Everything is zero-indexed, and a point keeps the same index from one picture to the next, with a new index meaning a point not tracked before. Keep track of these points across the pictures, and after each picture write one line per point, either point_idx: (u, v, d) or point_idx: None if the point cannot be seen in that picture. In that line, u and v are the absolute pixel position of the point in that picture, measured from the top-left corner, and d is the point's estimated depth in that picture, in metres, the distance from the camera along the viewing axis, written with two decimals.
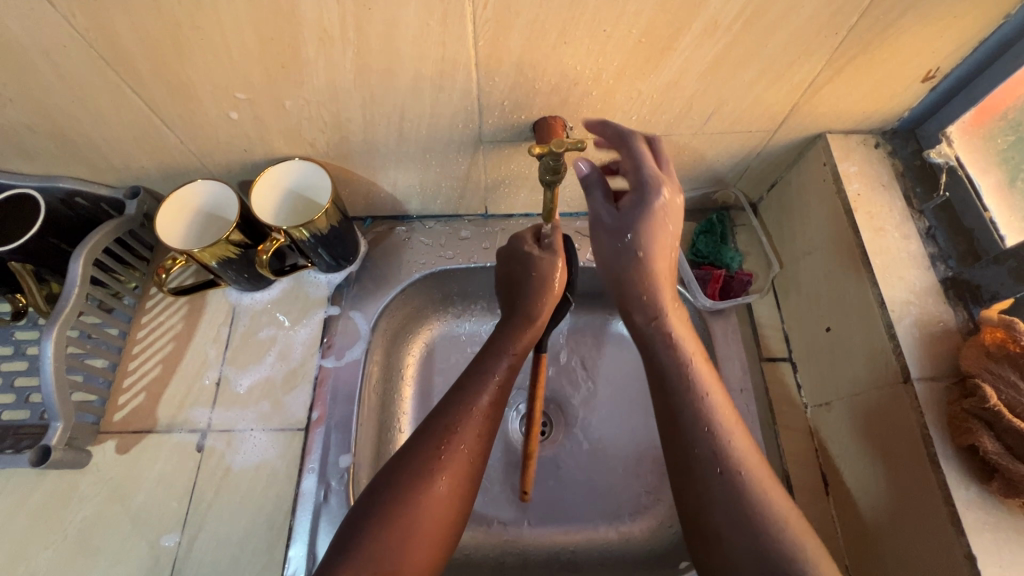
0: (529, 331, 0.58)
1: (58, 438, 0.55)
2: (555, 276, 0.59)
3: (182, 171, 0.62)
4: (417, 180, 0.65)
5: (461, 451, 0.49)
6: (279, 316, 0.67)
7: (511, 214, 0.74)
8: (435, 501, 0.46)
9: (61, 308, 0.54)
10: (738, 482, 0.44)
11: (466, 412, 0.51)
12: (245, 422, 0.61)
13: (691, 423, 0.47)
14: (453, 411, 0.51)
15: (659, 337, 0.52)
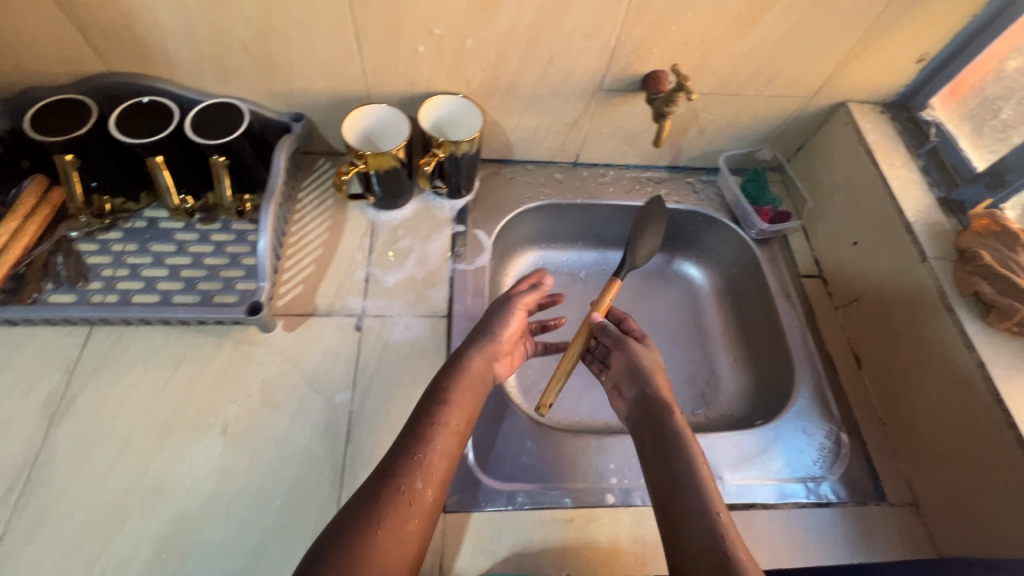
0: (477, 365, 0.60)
1: (265, 296, 0.66)
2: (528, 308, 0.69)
3: (348, 100, 0.74)
4: (534, 124, 0.81)
5: (400, 497, 0.48)
6: (412, 230, 0.79)
7: (595, 164, 0.90)
8: (388, 550, 0.45)
9: (272, 187, 0.68)
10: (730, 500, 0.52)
11: (406, 459, 0.51)
12: (394, 309, 0.72)
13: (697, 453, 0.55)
14: (405, 440, 0.53)
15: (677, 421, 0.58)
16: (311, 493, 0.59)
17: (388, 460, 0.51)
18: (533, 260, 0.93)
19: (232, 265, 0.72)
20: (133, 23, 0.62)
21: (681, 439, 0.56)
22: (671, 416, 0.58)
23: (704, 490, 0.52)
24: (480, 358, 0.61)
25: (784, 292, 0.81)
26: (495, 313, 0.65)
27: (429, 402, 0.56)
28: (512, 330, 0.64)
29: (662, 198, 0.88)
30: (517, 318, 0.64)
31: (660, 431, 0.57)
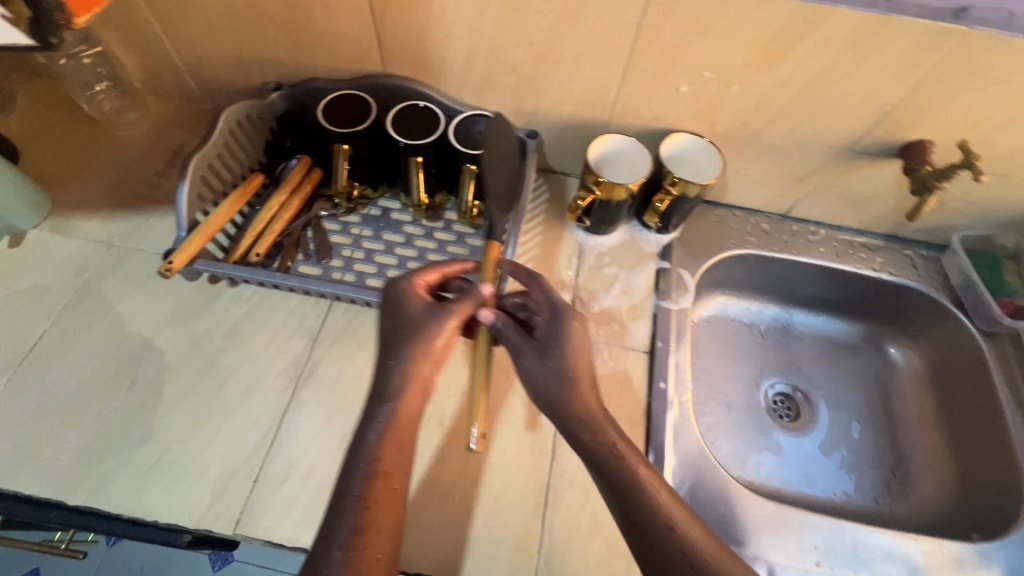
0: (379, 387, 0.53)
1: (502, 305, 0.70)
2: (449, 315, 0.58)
3: (586, 125, 0.76)
4: (760, 172, 0.78)
5: (374, 561, 0.44)
6: (619, 258, 0.79)
7: (805, 219, 0.86)
8: None
9: (523, 203, 0.72)
10: (700, 557, 0.45)
11: (330, 555, 0.43)
12: (598, 336, 0.73)
13: (642, 499, 0.49)
14: (346, 520, 0.45)
15: (603, 452, 0.52)
16: (517, 504, 0.61)
17: (317, 557, 0.43)
18: (718, 306, 0.91)
19: (452, 264, 0.76)
20: (426, 35, 0.68)
21: (630, 472, 0.50)
22: (608, 448, 0.52)
23: (667, 509, 0.48)
24: (409, 407, 0.52)
25: (1014, 397, 0.74)
26: (416, 331, 0.56)
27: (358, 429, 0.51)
28: (443, 347, 0.56)
29: (877, 268, 0.83)
30: (445, 333, 0.56)
31: (611, 480, 0.51)
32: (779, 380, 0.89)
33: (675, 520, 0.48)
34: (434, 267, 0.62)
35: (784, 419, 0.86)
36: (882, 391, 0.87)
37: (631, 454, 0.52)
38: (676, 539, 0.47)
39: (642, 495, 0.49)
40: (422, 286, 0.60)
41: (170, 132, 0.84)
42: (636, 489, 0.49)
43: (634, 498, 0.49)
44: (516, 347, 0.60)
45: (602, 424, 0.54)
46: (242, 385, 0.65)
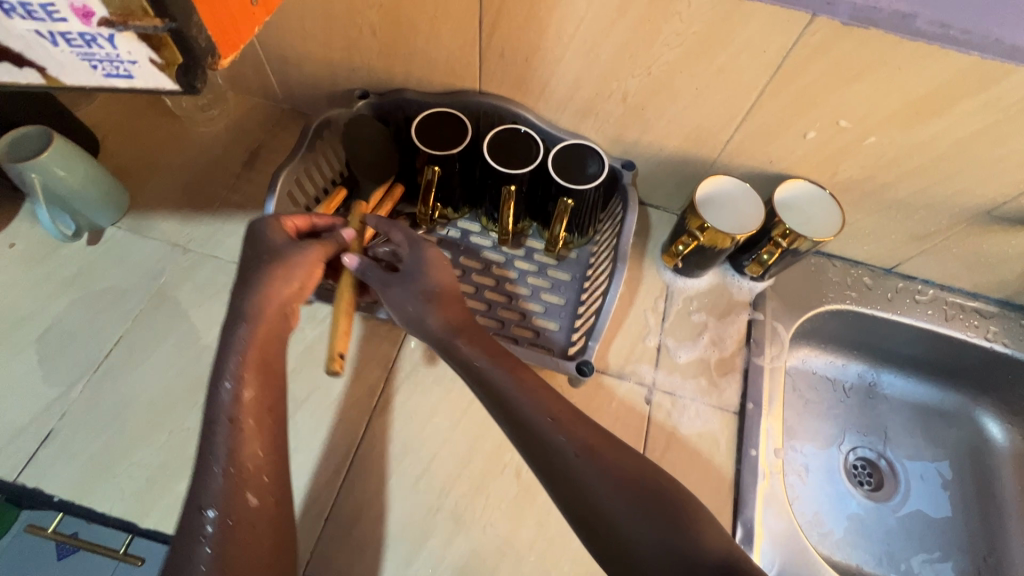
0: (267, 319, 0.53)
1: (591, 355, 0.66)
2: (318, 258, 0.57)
3: (690, 161, 0.71)
4: (874, 226, 0.72)
5: (258, 478, 0.48)
6: (708, 305, 0.74)
7: (911, 277, 0.79)
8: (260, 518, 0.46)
9: (623, 245, 0.68)
10: (597, 463, 0.50)
11: (211, 485, 0.46)
12: (685, 390, 0.68)
13: (538, 417, 0.53)
14: (216, 471, 0.46)
15: (479, 366, 0.57)
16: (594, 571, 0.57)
17: (197, 495, 0.46)
18: (801, 358, 0.85)
19: (533, 298, 0.73)
20: (534, 57, 0.63)
21: (501, 380, 0.56)
22: (539, 405, 0.54)
23: (543, 410, 0.54)
24: (267, 334, 0.53)
25: None
26: (281, 260, 0.55)
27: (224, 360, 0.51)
28: (309, 279, 0.57)
29: (989, 338, 0.76)
30: (310, 264, 0.56)
31: (518, 419, 0.54)
32: (862, 445, 0.82)
33: (560, 426, 0.53)
34: (304, 214, 0.61)
35: (865, 486, 0.80)
36: (977, 469, 0.80)
37: (563, 413, 0.54)
38: (580, 454, 0.51)
39: (518, 400, 0.54)
40: (289, 219, 0.59)
41: (249, 132, 0.82)
42: (523, 403, 0.54)
43: (525, 415, 0.53)
44: (405, 273, 0.60)
45: (476, 361, 0.58)
46: (316, 412, 0.63)
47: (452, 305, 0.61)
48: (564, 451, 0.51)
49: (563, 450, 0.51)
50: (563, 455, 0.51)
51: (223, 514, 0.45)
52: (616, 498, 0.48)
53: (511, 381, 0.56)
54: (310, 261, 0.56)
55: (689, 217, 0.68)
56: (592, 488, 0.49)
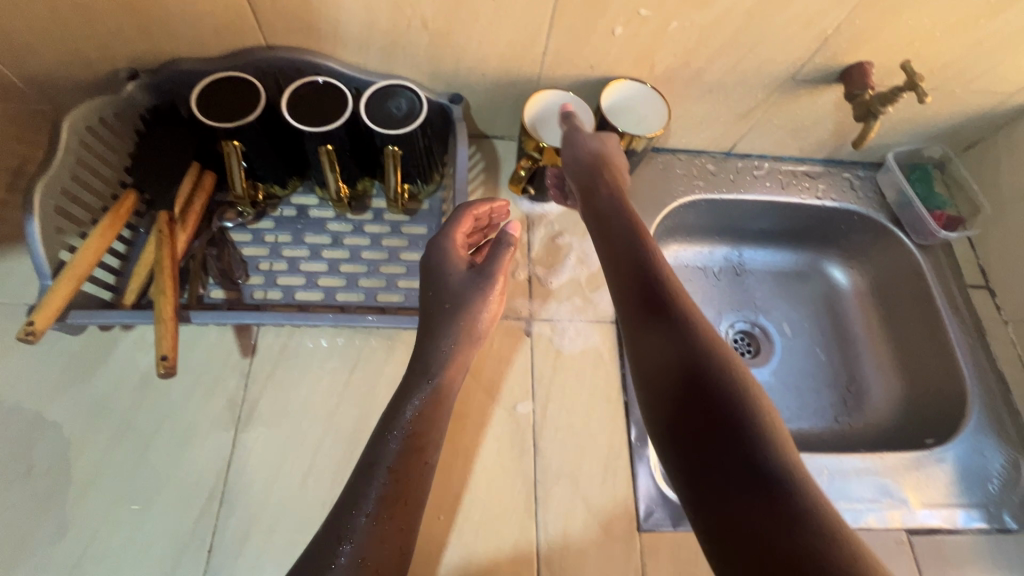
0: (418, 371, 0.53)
1: None
2: (482, 306, 0.56)
3: (516, 82, 0.68)
4: (703, 112, 0.74)
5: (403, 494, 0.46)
6: (570, 224, 0.74)
7: (748, 155, 0.84)
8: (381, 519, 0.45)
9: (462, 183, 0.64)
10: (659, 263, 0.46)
11: (354, 521, 0.44)
12: (562, 313, 0.68)
13: (625, 232, 0.50)
14: (377, 486, 0.46)
15: (615, 206, 0.53)
16: (506, 511, 0.58)
17: (339, 522, 0.44)
18: (672, 255, 0.88)
19: (391, 260, 0.68)
20: None
21: (626, 214, 0.52)
22: (651, 261, 0.46)
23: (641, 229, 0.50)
24: (455, 372, 0.55)
25: (954, 305, 0.77)
26: (459, 307, 0.55)
27: (394, 412, 0.51)
28: (486, 323, 0.57)
29: (819, 195, 0.83)
30: (441, 306, 0.55)
31: (605, 225, 0.52)
32: (739, 319, 0.89)
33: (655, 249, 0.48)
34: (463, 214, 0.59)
35: (747, 354, 0.86)
36: (833, 313, 0.89)
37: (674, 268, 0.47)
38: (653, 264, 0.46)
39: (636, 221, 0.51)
40: (461, 248, 0.59)
41: None
42: (633, 227, 0.50)
43: (624, 224, 0.50)
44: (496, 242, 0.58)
45: (611, 206, 0.54)
46: (172, 444, 0.56)
47: (614, 198, 0.54)
48: (636, 261, 0.47)
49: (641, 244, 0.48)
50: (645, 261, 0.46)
51: (359, 550, 0.43)
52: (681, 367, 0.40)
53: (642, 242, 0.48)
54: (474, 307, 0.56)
55: (525, 139, 0.66)
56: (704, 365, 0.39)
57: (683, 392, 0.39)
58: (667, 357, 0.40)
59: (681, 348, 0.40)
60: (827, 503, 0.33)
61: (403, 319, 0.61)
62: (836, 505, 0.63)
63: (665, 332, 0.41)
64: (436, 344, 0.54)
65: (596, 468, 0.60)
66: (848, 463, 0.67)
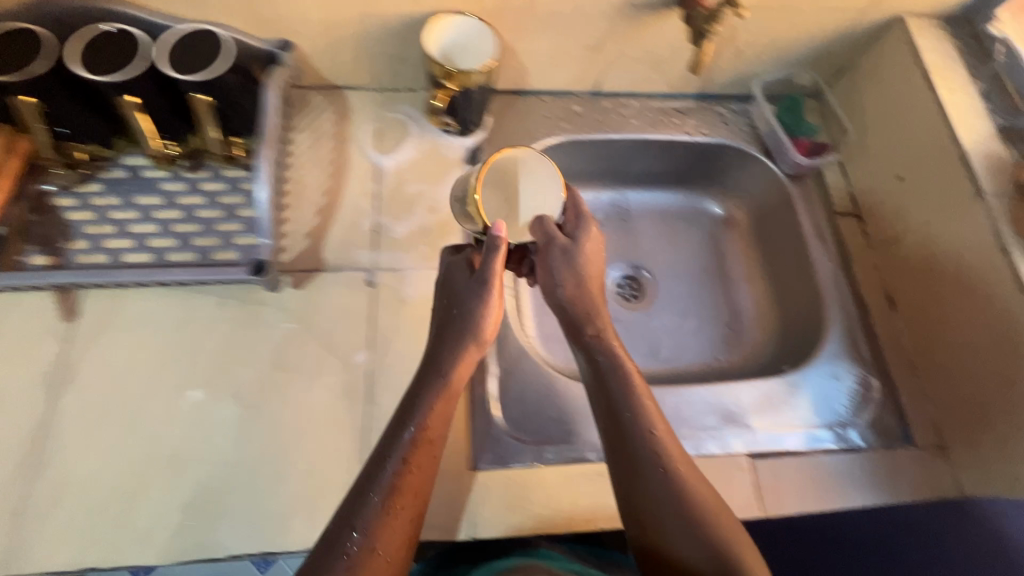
0: (432, 376, 0.53)
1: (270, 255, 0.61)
2: (488, 314, 0.56)
3: (343, 23, 0.65)
4: (553, 48, 0.72)
5: (393, 524, 0.46)
6: (421, 172, 0.72)
7: (617, 94, 0.81)
8: (387, 548, 0.45)
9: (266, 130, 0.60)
10: (674, 475, 0.52)
11: (365, 509, 0.46)
12: (407, 261, 0.67)
13: (636, 428, 0.54)
14: (371, 505, 0.46)
15: (602, 352, 0.58)
16: (334, 458, 0.57)
17: (352, 511, 0.46)
18: None
19: (228, 217, 0.66)
20: None
21: (619, 377, 0.56)
22: (631, 406, 0.55)
23: (645, 413, 0.54)
24: (459, 376, 0.54)
25: (818, 235, 0.77)
26: (456, 312, 0.56)
27: (394, 427, 0.50)
28: (492, 325, 0.56)
29: (690, 131, 0.81)
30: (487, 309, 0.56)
31: (608, 406, 0.56)
32: (622, 264, 0.87)
33: (656, 432, 0.54)
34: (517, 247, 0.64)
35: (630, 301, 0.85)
36: (718, 252, 0.88)
37: (663, 430, 0.54)
38: (658, 466, 0.52)
39: (632, 391, 0.55)
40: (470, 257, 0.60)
41: None
42: (629, 401, 0.55)
43: (626, 412, 0.54)
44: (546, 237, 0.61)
45: (601, 360, 0.58)
46: None
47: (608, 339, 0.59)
48: (649, 462, 0.52)
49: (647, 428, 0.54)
50: (651, 467, 0.52)
51: (369, 534, 0.45)
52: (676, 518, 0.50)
53: (616, 385, 0.56)
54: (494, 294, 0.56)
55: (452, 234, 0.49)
56: (708, 525, 0.49)
57: (682, 525, 0.50)
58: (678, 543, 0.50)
59: (670, 504, 0.51)
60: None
61: (218, 272, 0.59)
62: (677, 434, 0.63)
63: (660, 497, 0.51)
64: (439, 358, 0.54)
65: None
66: (695, 393, 0.67)
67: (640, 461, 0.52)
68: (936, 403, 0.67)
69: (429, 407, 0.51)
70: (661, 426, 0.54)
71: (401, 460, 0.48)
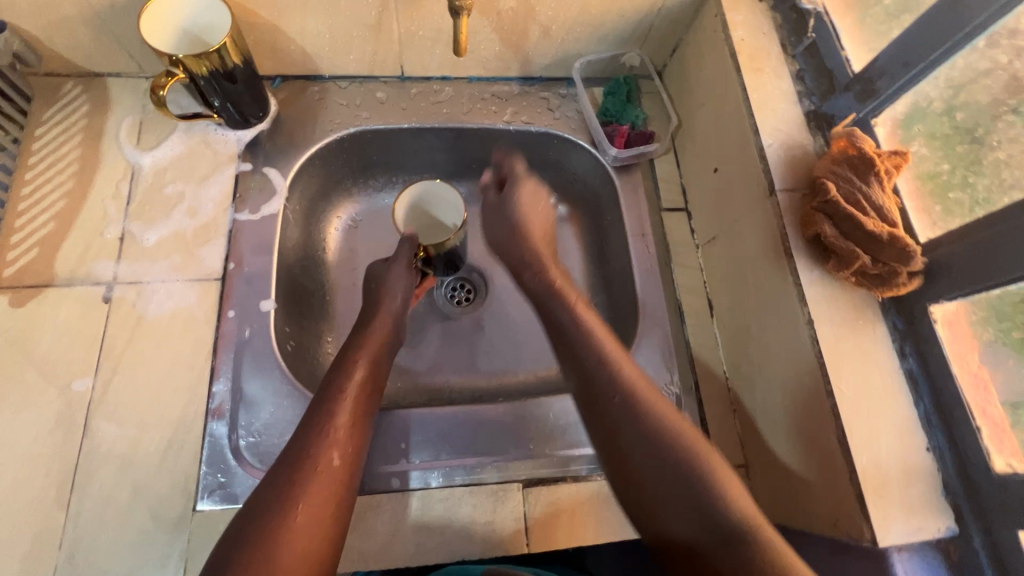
0: (366, 343, 0.58)
1: None
2: (401, 289, 0.63)
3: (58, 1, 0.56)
4: (327, 27, 0.64)
5: (329, 470, 0.47)
6: (185, 172, 0.65)
7: (428, 78, 0.74)
8: (304, 506, 0.44)
9: None
10: (625, 391, 0.48)
11: (299, 439, 0.48)
12: (154, 274, 0.60)
13: (587, 354, 0.52)
14: (290, 443, 0.48)
15: (546, 289, 0.59)
16: (34, 503, 0.51)
17: (307, 442, 0.48)
18: (364, 201, 0.77)
19: None
20: None
21: (570, 313, 0.55)
22: (590, 349, 0.52)
23: (598, 344, 0.52)
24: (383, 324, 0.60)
25: (641, 232, 0.69)
26: (386, 289, 0.63)
27: (331, 375, 0.54)
28: (404, 301, 0.63)
29: (509, 117, 0.73)
30: (403, 291, 0.63)
31: (563, 340, 0.54)
32: None
33: (618, 364, 0.50)
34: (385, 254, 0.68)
35: (458, 306, 0.78)
36: None
37: (624, 364, 0.51)
38: (613, 396, 0.49)
39: (581, 321, 0.54)
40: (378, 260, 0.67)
41: None
42: (579, 322, 0.54)
43: (581, 343, 0.52)
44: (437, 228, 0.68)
45: (544, 293, 0.59)
46: None
47: (544, 275, 0.61)
48: (606, 395, 0.49)
49: (590, 356, 0.51)
50: (609, 395, 0.49)
51: (322, 460, 0.47)
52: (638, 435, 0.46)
53: (570, 320, 0.55)
54: (407, 285, 0.64)
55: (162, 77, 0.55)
56: (673, 459, 0.44)
57: (659, 469, 0.45)
58: (670, 485, 0.44)
59: (646, 447, 0.46)
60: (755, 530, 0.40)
61: None
62: (447, 460, 0.57)
63: (625, 426, 0.47)
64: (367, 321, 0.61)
65: (157, 445, 0.54)
66: (475, 414, 0.59)
67: (601, 386, 0.49)
68: (784, 391, 0.53)
69: (351, 371, 0.54)
70: (623, 359, 0.51)
71: (316, 400, 0.52)
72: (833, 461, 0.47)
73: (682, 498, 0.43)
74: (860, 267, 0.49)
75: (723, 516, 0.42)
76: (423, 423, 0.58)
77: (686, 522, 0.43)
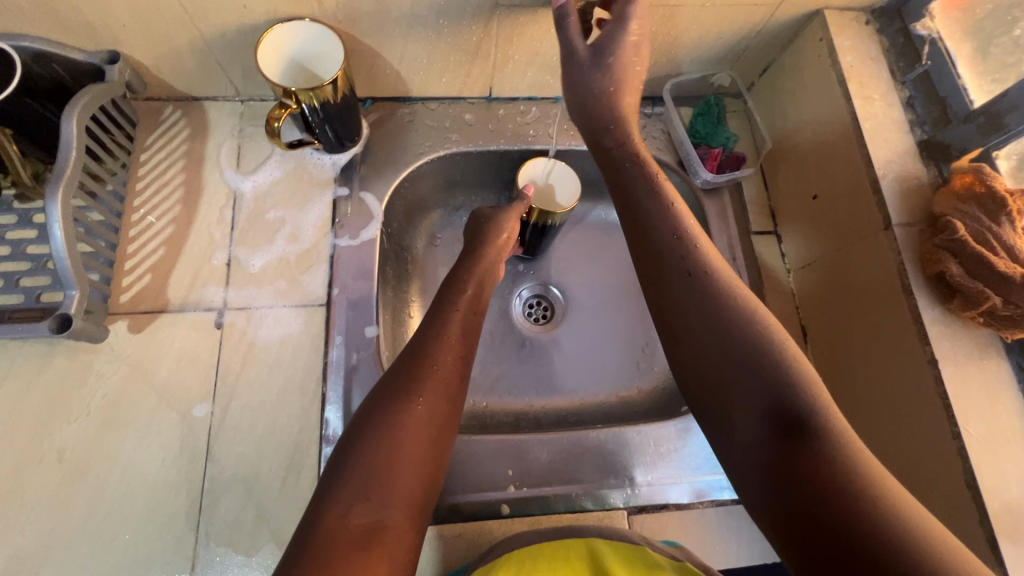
0: (477, 262, 0.61)
1: (76, 307, 0.53)
2: (505, 229, 0.64)
3: (171, 33, 0.57)
4: (425, 52, 0.63)
5: (437, 372, 0.50)
6: (284, 197, 0.66)
7: (513, 98, 0.73)
8: (416, 402, 0.48)
9: (61, 168, 0.52)
10: (704, 278, 0.48)
11: (410, 346, 0.52)
12: (261, 300, 0.61)
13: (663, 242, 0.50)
14: (410, 345, 0.52)
15: (626, 156, 0.56)
16: (165, 525, 0.53)
17: (420, 344, 0.52)
18: (445, 220, 0.78)
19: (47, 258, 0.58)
20: None
21: (640, 168, 0.55)
22: (664, 219, 0.51)
23: (671, 216, 0.51)
24: (487, 251, 0.62)
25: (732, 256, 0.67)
26: (486, 222, 0.65)
27: (445, 291, 0.58)
28: (506, 239, 0.64)
29: None
30: (506, 230, 0.64)
31: (625, 196, 0.54)
32: (529, 284, 0.80)
33: (702, 245, 0.50)
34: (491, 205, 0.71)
35: (537, 323, 0.78)
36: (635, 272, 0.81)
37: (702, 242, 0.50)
38: (686, 271, 0.48)
39: (654, 196, 0.52)
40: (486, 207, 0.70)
41: None
42: (649, 185, 0.53)
43: (643, 208, 0.52)
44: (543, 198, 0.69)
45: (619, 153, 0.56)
46: None
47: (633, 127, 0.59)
48: (676, 262, 0.49)
49: (661, 225, 0.51)
50: (674, 267, 0.49)
51: (438, 363, 0.51)
52: (694, 310, 0.47)
53: (650, 196, 0.52)
54: (512, 234, 0.64)
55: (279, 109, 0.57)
56: (752, 354, 0.44)
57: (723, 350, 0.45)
58: (756, 395, 0.43)
59: (719, 336, 0.46)
60: (853, 459, 0.38)
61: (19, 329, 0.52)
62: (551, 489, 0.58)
63: (685, 301, 0.48)
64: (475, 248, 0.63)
65: (277, 469, 0.56)
66: (579, 442, 0.60)
67: (664, 263, 0.49)
68: (893, 425, 0.53)
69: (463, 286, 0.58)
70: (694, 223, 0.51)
71: (430, 315, 0.56)
72: (958, 501, 0.47)
73: (755, 385, 0.43)
74: (990, 308, 0.49)
75: (802, 408, 0.41)
76: (527, 452, 0.59)
77: (753, 418, 0.43)
